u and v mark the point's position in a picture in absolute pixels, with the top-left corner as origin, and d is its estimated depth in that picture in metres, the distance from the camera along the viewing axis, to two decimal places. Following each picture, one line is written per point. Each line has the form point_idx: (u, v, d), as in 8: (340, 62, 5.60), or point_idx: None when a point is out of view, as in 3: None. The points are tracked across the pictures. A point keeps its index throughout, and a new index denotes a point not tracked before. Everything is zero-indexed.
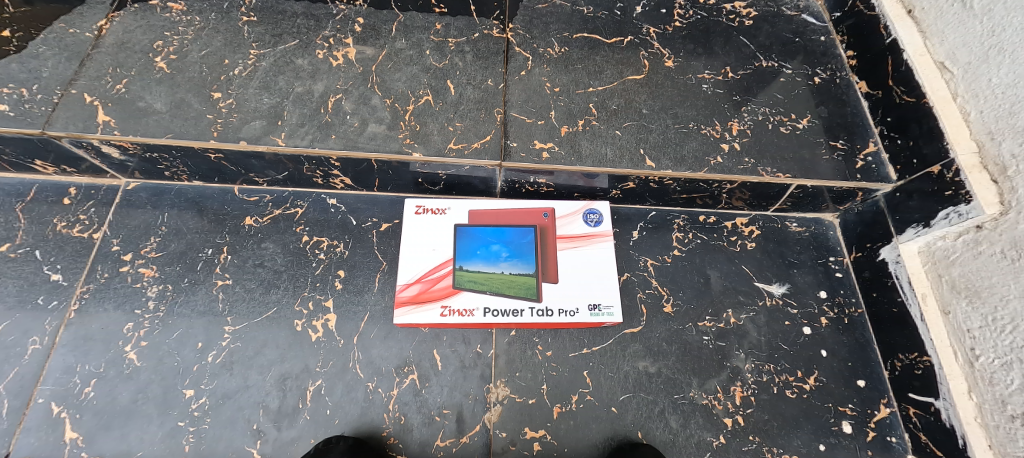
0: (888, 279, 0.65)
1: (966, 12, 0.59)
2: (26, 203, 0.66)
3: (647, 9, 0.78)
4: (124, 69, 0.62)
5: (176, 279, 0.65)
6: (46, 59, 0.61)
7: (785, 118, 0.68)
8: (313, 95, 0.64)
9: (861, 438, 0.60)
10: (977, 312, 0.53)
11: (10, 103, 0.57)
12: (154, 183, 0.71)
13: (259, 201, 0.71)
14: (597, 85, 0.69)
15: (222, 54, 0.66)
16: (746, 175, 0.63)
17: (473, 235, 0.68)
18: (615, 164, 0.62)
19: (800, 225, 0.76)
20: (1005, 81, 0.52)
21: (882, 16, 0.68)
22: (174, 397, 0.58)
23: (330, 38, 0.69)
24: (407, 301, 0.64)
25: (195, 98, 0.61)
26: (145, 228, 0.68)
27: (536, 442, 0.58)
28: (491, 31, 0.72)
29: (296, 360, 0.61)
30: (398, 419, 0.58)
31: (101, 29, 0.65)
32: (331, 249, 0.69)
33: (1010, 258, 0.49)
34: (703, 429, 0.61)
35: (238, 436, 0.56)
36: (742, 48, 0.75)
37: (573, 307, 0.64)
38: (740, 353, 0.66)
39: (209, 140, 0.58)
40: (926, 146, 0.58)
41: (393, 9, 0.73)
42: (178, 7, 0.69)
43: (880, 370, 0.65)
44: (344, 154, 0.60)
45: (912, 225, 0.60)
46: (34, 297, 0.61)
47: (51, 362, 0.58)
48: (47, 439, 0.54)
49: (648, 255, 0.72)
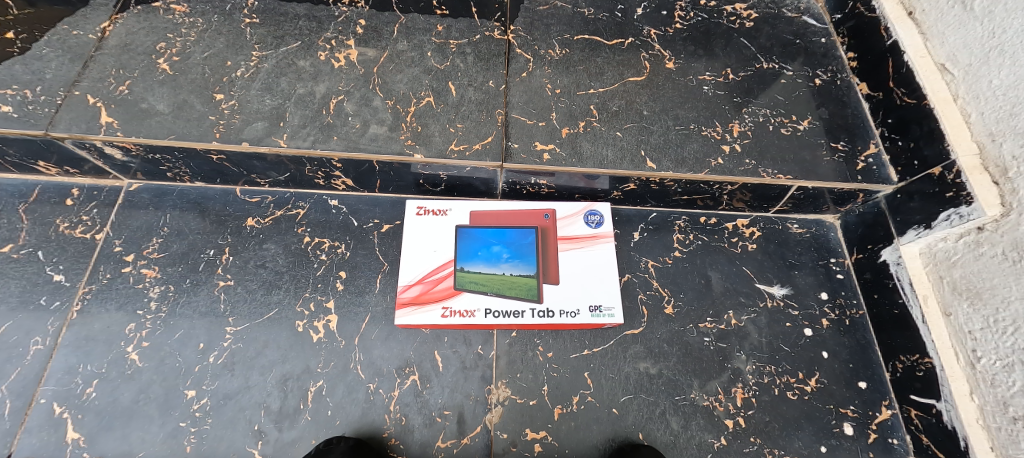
0: (888, 281, 0.65)
1: (966, 13, 0.59)
2: (29, 204, 0.67)
3: (648, 11, 0.78)
4: (127, 70, 0.63)
5: (178, 279, 0.65)
6: (50, 61, 0.61)
7: (785, 119, 0.68)
8: (315, 96, 0.64)
9: (862, 439, 0.60)
10: (978, 314, 0.53)
11: (14, 105, 0.57)
12: (157, 184, 0.71)
13: (261, 202, 0.71)
14: (598, 87, 0.69)
15: (224, 55, 0.66)
16: (747, 176, 0.63)
17: (474, 236, 0.68)
18: (616, 165, 0.63)
19: (801, 226, 0.76)
20: (1005, 83, 0.52)
21: (882, 18, 0.69)
22: (175, 397, 0.58)
23: (331, 40, 0.69)
24: (408, 302, 0.65)
25: (197, 99, 0.62)
26: (147, 229, 0.68)
27: (536, 443, 0.58)
28: (493, 33, 0.73)
29: (298, 360, 0.61)
30: (399, 420, 0.59)
31: (103, 31, 0.65)
32: (332, 250, 0.69)
33: (1011, 260, 0.49)
34: (704, 430, 0.60)
35: (239, 437, 0.56)
36: (742, 49, 0.75)
37: (574, 308, 0.64)
38: (741, 354, 0.66)
39: (212, 141, 0.58)
40: (926, 147, 0.58)
41: (394, 11, 0.73)
42: (181, 9, 0.69)
43: (881, 372, 0.65)
44: (345, 155, 0.60)
45: (913, 227, 0.60)
46: (37, 297, 0.62)
47: (53, 362, 0.58)
48: (49, 440, 0.54)
49: (648, 256, 0.72)
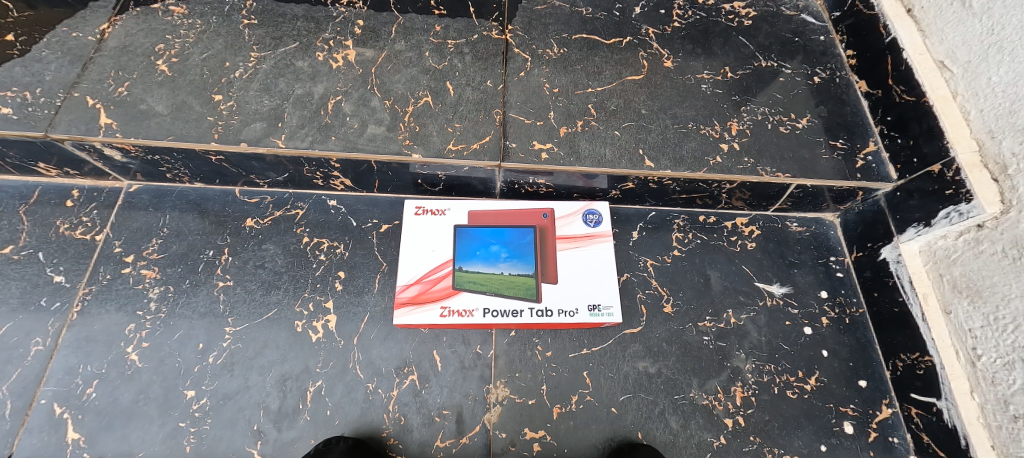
0: (889, 279, 0.64)
1: (966, 10, 0.59)
2: (29, 205, 0.67)
3: (647, 9, 0.78)
4: (126, 71, 0.63)
5: (177, 280, 0.65)
6: (50, 63, 0.62)
7: (785, 118, 0.68)
8: (313, 97, 0.64)
9: (863, 438, 0.60)
10: (978, 312, 0.52)
11: (14, 107, 0.57)
12: (156, 185, 0.71)
13: (260, 203, 0.72)
14: (596, 86, 0.69)
15: (223, 56, 0.66)
16: (746, 174, 0.63)
17: (472, 235, 0.68)
18: (614, 163, 0.62)
19: (801, 225, 0.75)
20: (1005, 80, 0.52)
21: (882, 15, 0.68)
22: (175, 397, 0.58)
23: (330, 40, 0.70)
24: (408, 302, 0.65)
25: (196, 100, 0.62)
26: (146, 230, 0.68)
27: (536, 443, 0.58)
28: (491, 32, 0.73)
29: (297, 360, 0.61)
30: (398, 420, 0.59)
31: (103, 32, 0.66)
32: (331, 250, 0.69)
33: (1011, 258, 0.49)
34: (704, 429, 0.60)
35: (238, 437, 0.56)
36: (741, 47, 0.75)
37: (573, 308, 0.64)
38: (741, 353, 0.65)
39: (210, 142, 0.58)
40: (926, 145, 0.58)
41: (392, 11, 0.73)
42: (180, 11, 0.69)
43: (881, 370, 0.65)
44: (343, 155, 0.60)
45: (913, 225, 0.60)
46: (37, 299, 0.62)
47: (53, 363, 0.58)
48: (49, 440, 0.54)
49: (647, 255, 0.72)
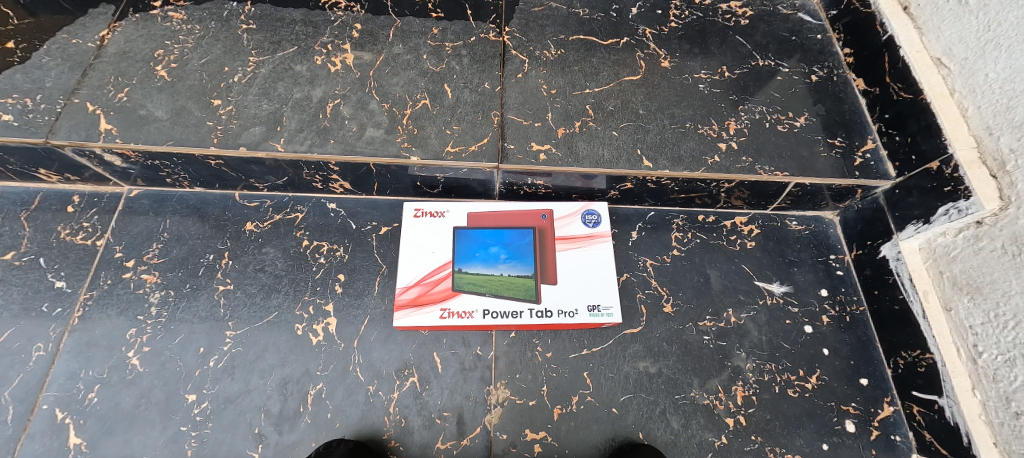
0: (890, 276, 0.64)
1: (962, 7, 0.59)
2: (30, 212, 0.67)
3: (644, 10, 0.78)
4: (126, 77, 0.63)
5: (178, 284, 0.65)
6: (50, 69, 0.62)
7: (782, 117, 0.68)
8: (311, 101, 0.64)
9: (865, 436, 0.60)
10: (979, 309, 0.52)
11: (14, 114, 0.58)
12: (156, 190, 0.72)
13: (259, 207, 0.72)
14: (594, 87, 0.69)
15: (221, 61, 0.66)
16: (744, 174, 0.63)
17: (472, 237, 0.68)
18: (613, 163, 0.63)
19: (801, 223, 0.75)
20: (1002, 76, 0.52)
21: (878, 13, 0.68)
22: (176, 401, 0.58)
23: (327, 44, 0.70)
24: (408, 304, 0.65)
25: (195, 105, 0.62)
26: (146, 235, 0.68)
27: (537, 444, 0.58)
28: (488, 34, 0.73)
29: (298, 363, 0.61)
30: (398, 422, 0.59)
31: (103, 39, 0.66)
32: (331, 253, 0.69)
33: (1010, 254, 0.49)
34: (705, 430, 0.60)
35: (239, 441, 0.56)
36: (738, 47, 0.75)
37: (573, 308, 0.64)
38: (741, 353, 0.65)
39: (209, 147, 0.59)
40: (924, 142, 0.58)
41: (389, 15, 0.74)
42: (178, 16, 0.70)
43: (883, 368, 0.64)
44: (342, 159, 0.60)
45: (912, 222, 0.59)
46: (38, 304, 0.62)
47: (55, 368, 0.59)
48: (52, 445, 0.54)
49: (647, 255, 0.72)
